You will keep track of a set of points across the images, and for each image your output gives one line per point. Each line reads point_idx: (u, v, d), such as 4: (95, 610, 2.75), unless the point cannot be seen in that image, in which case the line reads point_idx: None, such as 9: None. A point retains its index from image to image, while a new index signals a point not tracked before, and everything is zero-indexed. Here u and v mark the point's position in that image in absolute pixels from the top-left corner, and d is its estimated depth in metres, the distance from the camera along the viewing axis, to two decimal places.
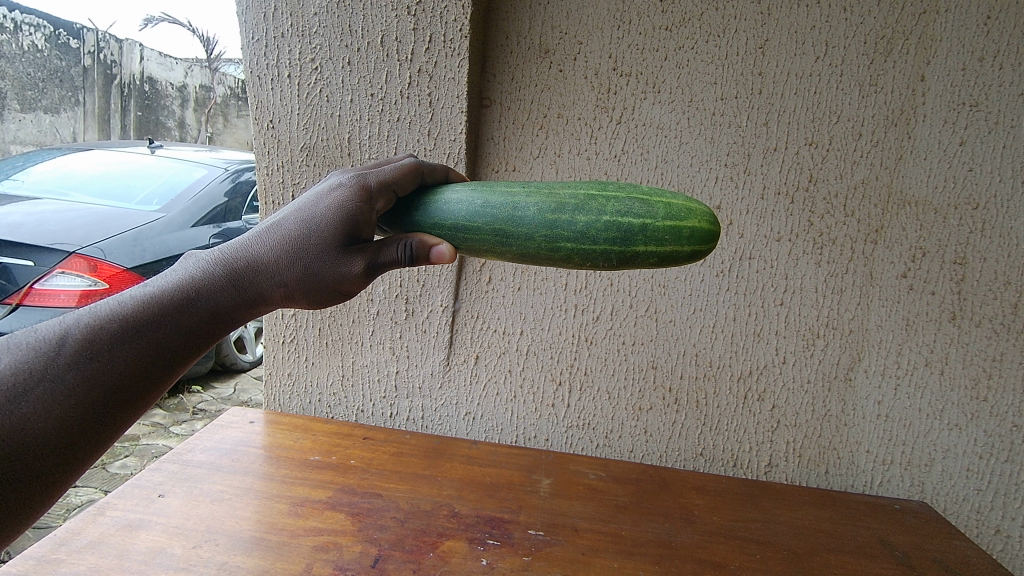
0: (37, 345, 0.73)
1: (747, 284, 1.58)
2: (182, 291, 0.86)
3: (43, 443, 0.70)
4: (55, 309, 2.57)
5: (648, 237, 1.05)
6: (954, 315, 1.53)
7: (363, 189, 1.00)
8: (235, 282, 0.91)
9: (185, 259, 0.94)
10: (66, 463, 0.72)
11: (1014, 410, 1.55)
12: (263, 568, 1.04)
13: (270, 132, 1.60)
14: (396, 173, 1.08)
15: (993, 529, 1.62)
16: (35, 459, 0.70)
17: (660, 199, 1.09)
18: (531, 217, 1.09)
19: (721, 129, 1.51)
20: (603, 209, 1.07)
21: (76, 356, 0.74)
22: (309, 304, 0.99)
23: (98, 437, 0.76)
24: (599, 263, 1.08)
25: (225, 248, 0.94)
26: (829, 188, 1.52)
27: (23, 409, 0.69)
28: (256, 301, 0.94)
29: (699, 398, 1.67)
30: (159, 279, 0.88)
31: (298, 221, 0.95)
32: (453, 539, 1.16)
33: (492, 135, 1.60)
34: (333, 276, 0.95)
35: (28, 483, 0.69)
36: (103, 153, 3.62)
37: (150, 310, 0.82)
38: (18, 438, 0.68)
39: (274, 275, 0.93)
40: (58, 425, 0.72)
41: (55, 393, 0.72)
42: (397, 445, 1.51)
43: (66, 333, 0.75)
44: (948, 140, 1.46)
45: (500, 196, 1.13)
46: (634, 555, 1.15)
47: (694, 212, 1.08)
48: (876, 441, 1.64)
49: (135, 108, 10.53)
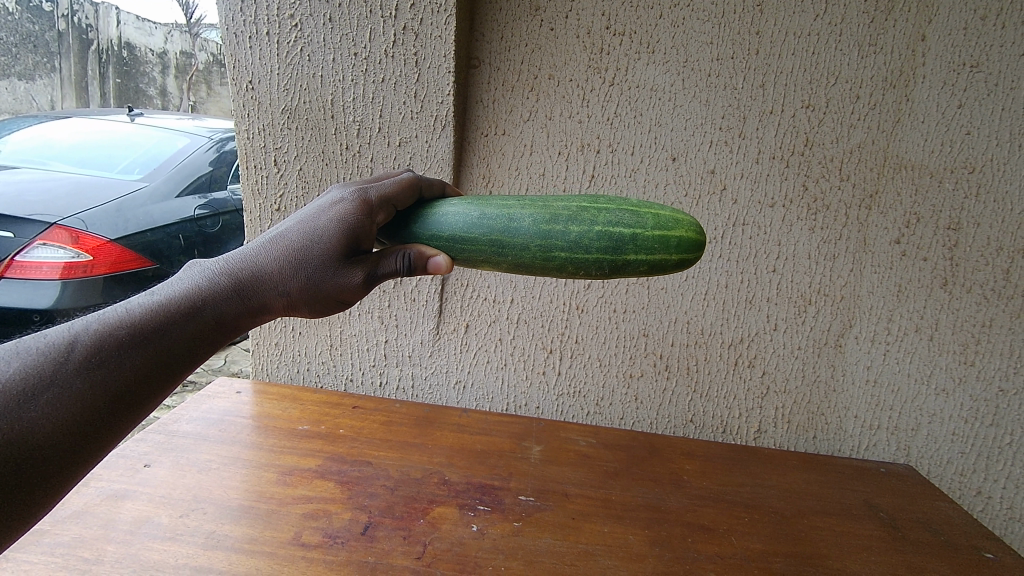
0: (46, 349, 0.67)
1: (740, 251, 1.57)
2: (189, 300, 0.82)
3: (53, 445, 0.64)
4: (37, 282, 2.49)
5: (638, 246, 1.04)
6: (946, 280, 1.53)
7: (364, 204, 0.99)
8: (240, 291, 0.88)
9: (187, 268, 0.90)
10: (71, 465, 0.66)
11: (1000, 375, 1.57)
12: (252, 536, 1.02)
13: (249, 94, 1.53)
14: (396, 187, 1.06)
15: (974, 491, 1.67)
16: (42, 461, 0.64)
17: (649, 210, 1.07)
18: (526, 228, 1.06)
19: (716, 91, 1.47)
20: (595, 220, 1.05)
21: (85, 361, 0.69)
22: (309, 311, 0.96)
23: (101, 440, 0.69)
24: (593, 270, 1.06)
25: (228, 258, 0.91)
26: (825, 153, 1.49)
27: (31, 413, 0.63)
28: (259, 310, 0.91)
29: (690, 365, 1.67)
30: (164, 287, 0.84)
31: (301, 233, 0.93)
32: (443, 506, 1.16)
33: (481, 97, 1.54)
34: (335, 286, 0.94)
35: (35, 484, 0.63)
36: (83, 121, 3.50)
37: (158, 317, 0.77)
38: (25, 441, 0.62)
39: (277, 283, 0.91)
40: (68, 429, 0.66)
41: (66, 397, 0.66)
42: (386, 414, 1.50)
43: (77, 337, 0.70)
44: (946, 103, 1.44)
45: (495, 209, 1.10)
46: (624, 519, 1.16)
47: (682, 223, 1.07)
48: (864, 406, 1.65)
49: (113, 75, 10.17)
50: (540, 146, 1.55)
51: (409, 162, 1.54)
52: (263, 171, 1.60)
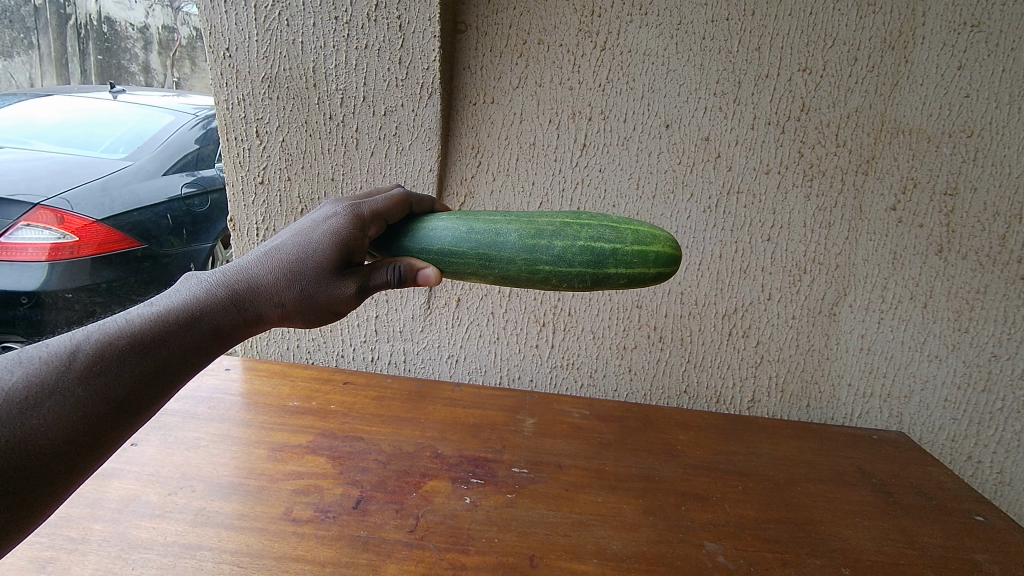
0: (49, 358, 0.64)
1: (735, 219, 1.54)
2: (187, 310, 0.78)
3: (53, 453, 0.61)
4: (23, 264, 2.44)
5: (618, 260, 1.03)
6: (941, 247, 1.52)
7: (357, 220, 0.96)
8: (236, 302, 0.84)
9: (184, 279, 0.87)
10: (70, 475, 0.63)
11: (993, 341, 1.57)
12: (242, 512, 1.01)
13: (227, 62, 1.47)
14: (388, 203, 1.03)
15: (965, 456, 1.68)
16: (44, 469, 0.60)
17: (629, 225, 1.06)
18: (511, 243, 1.06)
19: (710, 55, 1.43)
20: (577, 235, 1.05)
21: (87, 370, 0.65)
22: (303, 321, 0.92)
23: (100, 449, 0.66)
24: (574, 282, 1.06)
25: (225, 269, 0.88)
26: (821, 118, 1.46)
27: (33, 422, 0.60)
28: (254, 322, 0.87)
29: (684, 335, 1.66)
30: (163, 298, 0.80)
31: (297, 245, 0.90)
32: (436, 479, 1.15)
33: (468, 63, 1.49)
34: (328, 296, 0.91)
35: (33, 493, 0.59)
36: (65, 99, 3.40)
37: (158, 328, 0.74)
38: (26, 449, 0.59)
39: (273, 294, 0.87)
40: (68, 437, 0.62)
41: (68, 406, 0.63)
42: (378, 389, 1.49)
43: (79, 346, 0.66)
44: (946, 64, 1.41)
45: (481, 223, 1.09)
46: (618, 489, 1.16)
47: (659, 237, 1.05)
48: (858, 374, 1.65)
49: (94, 50, 9.91)
50: (530, 114, 1.51)
51: (395, 132, 1.49)
52: (245, 143, 1.55)
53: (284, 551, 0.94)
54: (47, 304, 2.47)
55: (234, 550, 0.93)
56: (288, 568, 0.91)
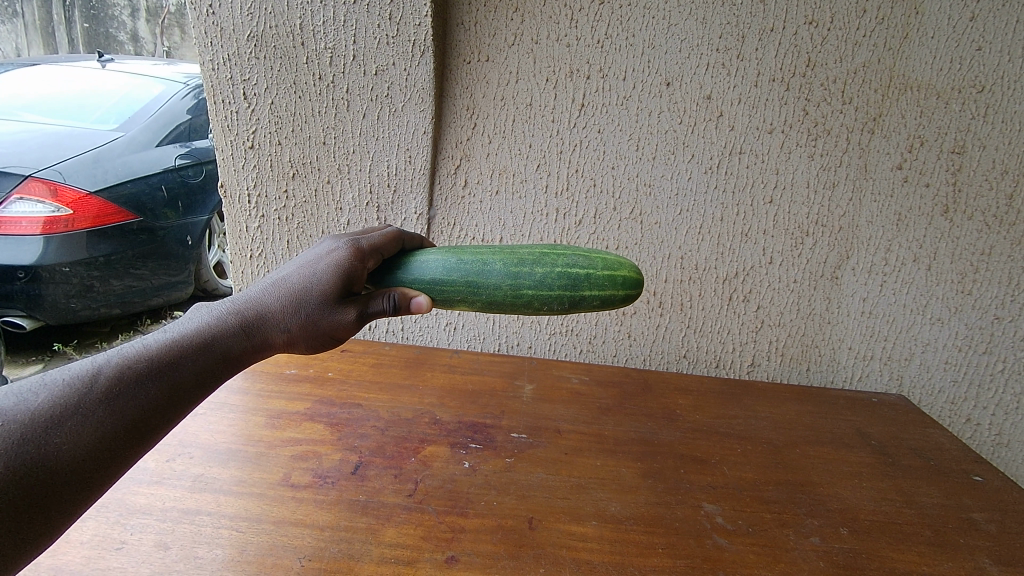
0: (72, 379, 0.63)
1: (737, 181, 1.51)
2: (199, 337, 0.77)
3: (72, 471, 0.59)
4: (18, 238, 2.41)
5: (591, 284, 1.03)
6: (947, 208, 1.49)
7: (358, 253, 0.95)
8: (246, 328, 0.82)
9: (195, 309, 0.85)
10: (86, 493, 0.60)
11: (996, 303, 1.56)
12: (241, 478, 1.01)
13: (211, 19, 1.41)
14: (384, 238, 1.03)
15: (964, 418, 1.68)
16: (63, 487, 0.58)
17: (598, 254, 1.07)
18: (495, 270, 1.04)
19: (714, 8, 1.37)
20: (555, 262, 1.04)
21: (108, 391, 0.64)
22: (307, 349, 0.89)
23: (116, 469, 0.63)
24: (554, 306, 1.04)
25: (235, 298, 0.86)
26: (828, 73, 1.41)
27: (55, 440, 0.58)
28: (261, 348, 0.84)
29: (683, 300, 1.64)
30: (176, 326, 0.79)
31: (302, 275, 0.88)
32: (435, 445, 1.14)
33: (461, 19, 1.42)
34: (330, 323, 0.89)
35: (50, 510, 0.57)
36: (52, 68, 3.32)
37: (172, 352, 0.72)
38: (48, 467, 0.57)
39: (280, 319, 0.85)
40: (88, 456, 0.60)
41: (87, 426, 0.61)
42: (376, 356, 1.48)
43: (100, 368, 0.65)
44: (959, 15, 1.36)
45: (469, 253, 1.07)
46: (616, 452, 1.16)
47: (625, 263, 1.06)
48: (859, 337, 1.64)
49: (81, 18, 9.65)
50: (526, 73, 1.46)
51: (387, 92, 1.45)
52: (233, 106, 1.50)
53: (284, 515, 0.94)
54: (44, 278, 2.45)
55: (234, 515, 0.93)
56: (288, 532, 0.91)
